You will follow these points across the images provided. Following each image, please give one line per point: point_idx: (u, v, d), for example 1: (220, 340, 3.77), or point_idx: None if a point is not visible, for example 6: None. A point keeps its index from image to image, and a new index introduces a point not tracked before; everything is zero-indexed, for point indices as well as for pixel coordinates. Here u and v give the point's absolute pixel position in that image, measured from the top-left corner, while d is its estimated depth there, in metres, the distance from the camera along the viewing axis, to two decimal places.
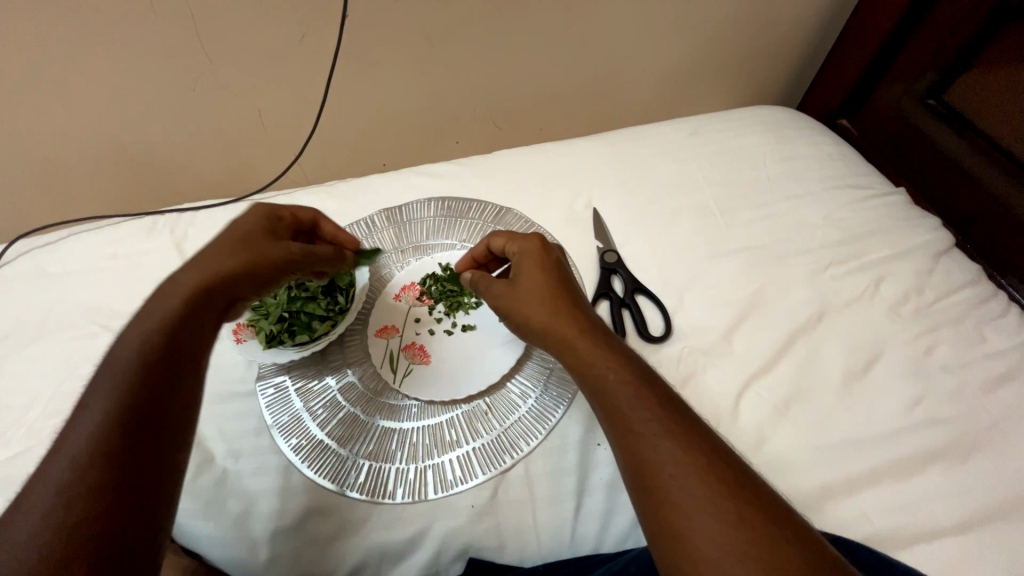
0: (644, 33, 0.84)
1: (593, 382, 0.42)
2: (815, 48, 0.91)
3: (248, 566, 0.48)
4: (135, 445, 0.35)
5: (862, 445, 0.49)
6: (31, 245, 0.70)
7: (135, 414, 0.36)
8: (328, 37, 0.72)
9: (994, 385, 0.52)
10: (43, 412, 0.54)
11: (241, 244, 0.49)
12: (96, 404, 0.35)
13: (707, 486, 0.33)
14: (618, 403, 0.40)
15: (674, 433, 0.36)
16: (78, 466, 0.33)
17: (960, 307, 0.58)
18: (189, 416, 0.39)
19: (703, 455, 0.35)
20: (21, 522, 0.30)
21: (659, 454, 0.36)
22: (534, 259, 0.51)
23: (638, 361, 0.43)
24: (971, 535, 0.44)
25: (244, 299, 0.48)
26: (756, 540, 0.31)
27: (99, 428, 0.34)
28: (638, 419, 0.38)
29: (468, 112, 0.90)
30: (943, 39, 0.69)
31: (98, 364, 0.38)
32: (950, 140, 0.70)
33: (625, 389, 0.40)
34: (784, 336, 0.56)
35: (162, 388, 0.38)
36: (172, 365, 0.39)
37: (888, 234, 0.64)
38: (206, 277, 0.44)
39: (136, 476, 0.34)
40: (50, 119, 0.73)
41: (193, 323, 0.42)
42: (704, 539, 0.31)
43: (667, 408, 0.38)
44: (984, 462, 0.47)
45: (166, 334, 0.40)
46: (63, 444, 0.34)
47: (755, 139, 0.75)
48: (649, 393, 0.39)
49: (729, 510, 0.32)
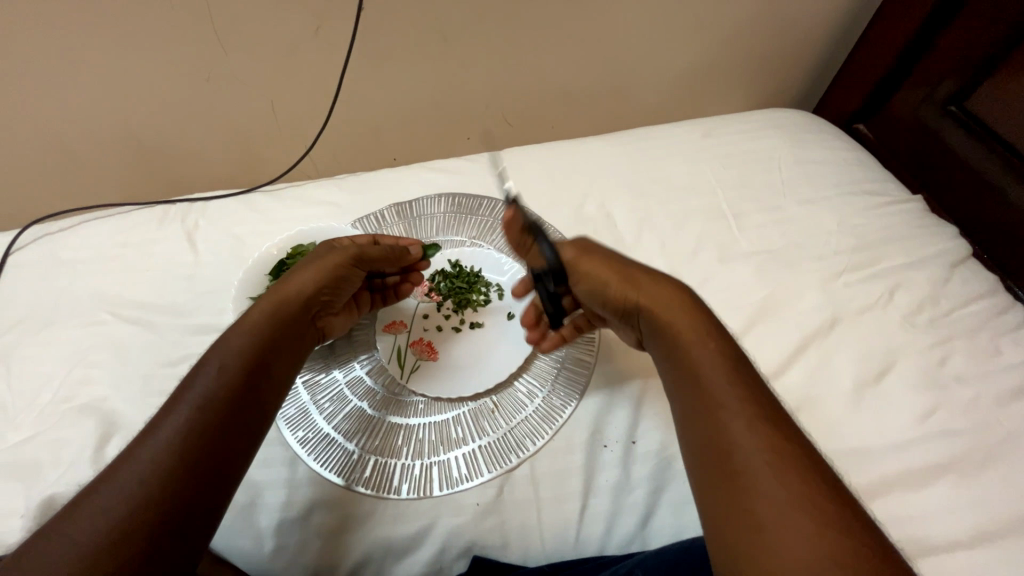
0: (659, 32, 0.83)
1: (708, 396, 0.39)
2: (833, 50, 0.90)
3: (251, 557, 0.48)
4: (208, 446, 0.38)
5: (872, 454, 0.48)
6: (44, 231, 0.71)
7: (216, 418, 0.39)
8: (343, 30, 0.72)
9: (1010, 399, 0.51)
10: (52, 398, 0.54)
11: (309, 264, 0.52)
12: (192, 399, 0.40)
13: (785, 479, 0.33)
14: (719, 399, 0.38)
15: (766, 420, 0.37)
16: (165, 459, 0.36)
17: (975, 317, 0.57)
18: (258, 424, 0.43)
19: (789, 450, 0.35)
20: (102, 498, 0.34)
21: (753, 462, 0.35)
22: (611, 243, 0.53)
23: (735, 344, 0.43)
24: (980, 549, 0.43)
25: (319, 314, 0.53)
26: (825, 533, 0.31)
27: (184, 428, 0.38)
28: (731, 397, 0.38)
29: (481, 109, 0.90)
30: (966, 47, 0.69)
31: (201, 361, 0.43)
32: (969, 146, 0.70)
33: (721, 370, 0.40)
34: (794, 343, 0.55)
35: (243, 395, 0.42)
36: (253, 377, 0.43)
37: (903, 242, 0.63)
38: (280, 297, 0.49)
39: (200, 476, 0.37)
40: (64, 107, 0.73)
41: (276, 338, 0.47)
42: (772, 517, 0.32)
43: (759, 396, 0.38)
44: (997, 476, 0.47)
45: (254, 344, 0.45)
46: (156, 431, 0.38)
47: (770, 142, 0.75)
48: (744, 378, 0.39)
49: (803, 497, 0.33)
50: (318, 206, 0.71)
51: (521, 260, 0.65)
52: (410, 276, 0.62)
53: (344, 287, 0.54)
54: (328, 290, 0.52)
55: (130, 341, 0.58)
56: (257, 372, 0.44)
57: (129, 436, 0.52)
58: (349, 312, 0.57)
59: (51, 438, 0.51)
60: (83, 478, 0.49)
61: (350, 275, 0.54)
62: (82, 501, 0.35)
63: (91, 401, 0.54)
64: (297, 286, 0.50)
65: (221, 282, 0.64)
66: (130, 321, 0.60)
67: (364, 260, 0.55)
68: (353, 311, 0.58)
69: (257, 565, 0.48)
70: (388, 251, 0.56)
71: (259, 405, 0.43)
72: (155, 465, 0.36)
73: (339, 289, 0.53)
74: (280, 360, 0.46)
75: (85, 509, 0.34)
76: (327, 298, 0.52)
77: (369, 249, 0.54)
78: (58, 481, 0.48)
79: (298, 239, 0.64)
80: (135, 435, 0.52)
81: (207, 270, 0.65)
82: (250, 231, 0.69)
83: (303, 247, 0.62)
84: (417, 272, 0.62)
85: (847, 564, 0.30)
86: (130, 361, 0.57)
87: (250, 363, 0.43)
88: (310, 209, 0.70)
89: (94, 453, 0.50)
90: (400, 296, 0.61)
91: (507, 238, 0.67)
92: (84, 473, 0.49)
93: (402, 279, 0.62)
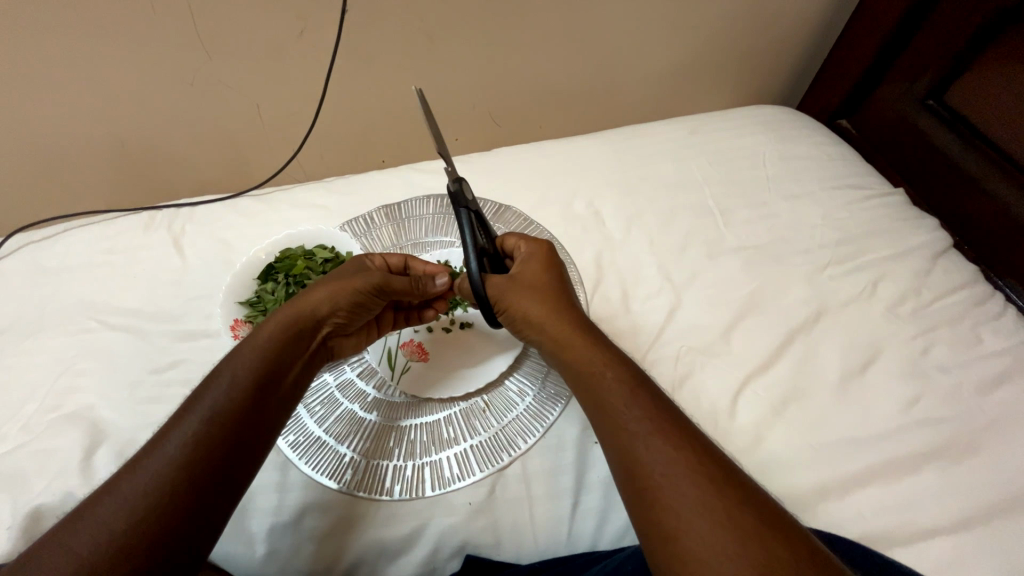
0: (644, 31, 0.84)
1: (613, 417, 0.40)
2: (815, 47, 0.91)
3: (245, 561, 0.47)
4: (213, 461, 0.38)
5: (859, 444, 0.49)
6: (28, 239, 0.70)
7: (226, 431, 0.40)
8: (327, 32, 0.72)
9: (990, 386, 0.52)
10: (38, 408, 0.54)
11: (333, 283, 0.52)
12: (197, 412, 0.40)
13: (696, 484, 0.34)
14: (625, 419, 0.39)
15: (664, 433, 0.38)
16: (171, 470, 0.36)
17: (957, 307, 0.58)
18: (264, 441, 0.42)
19: (691, 459, 0.36)
20: (105, 509, 0.34)
21: (658, 469, 0.36)
22: (543, 263, 0.52)
23: (637, 368, 0.44)
24: (966, 535, 0.44)
25: (332, 335, 0.53)
26: (729, 532, 0.32)
27: (192, 441, 0.38)
28: (629, 419, 0.39)
29: (468, 110, 0.90)
30: (946, 41, 0.70)
31: (207, 376, 0.43)
32: (949, 141, 0.71)
33: (619, 387, 0.41)
34: (781, 336, 0.56)
35: (252, 411, 0.42)
36: (261, 393, 0.43)
37: (886, 235, 0.64)
38: (298, 316, 0.49)
39: (208, 489, 0.37)
40: (46, 113, 0.72)
41: (284, 357, 0.47)
42: (676, 524, 0.33)
43: (659, 412, 0.39)
44: (980, 462, 0.48)
45: (263, 363, 0.44)
46: (162, 444, 0.38)
47: (754, 139, 0.75)
48: (644, 396, 0.40)
49: (706, 501, 0.33)
50: (307, 210, 0.71)
51: None
52: (432, 304, 0.60)
53: (360, 313, 0.54)
54: (343, 312, 0.52)
55: (118, 349, 0.58)
56: (266, 389, 0.44)
57: (118, 444, 0.51)
58: (365, 333, 0.58)
59: (38, 448, 0.50)
60: (72, 488, 0.48)
61: (368, 303, 0.53)
62: (84, 511, 0.34)
63: (79, 410, 0.53)
64: (315, 307, 0.50)
65: (210, 287, 0.64)
66: (118, 328, 0.60)
67: (387, 291, 0.53)
68: (371, 331, 0.59)
69: (250, 569, 0.47)
70: (414, 284, 0.54)
71: (266, 423, 0.43)
72: (161, 477, 0.36)
73: (354, 314, 0.53)
74: (289, 379, 0.46)
75: (88, 519, 0.34)
76: (341, 319, 0.53)
77: (396, 280, 0.53)
78: (46, 491, 0.48)
79: (286, 243, 0.63)
80: (125, 442, 0.51)
81: (195, 276, 0.65)
82: (238, 235, 0.68)
83: (292, 251, 0.62)
84: (440, 300, 0.61)
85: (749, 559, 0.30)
86: (118, 368, 0.56)
87: (259, 379, 0.43)
88: (298, 213, 0.70)
89: (83, 461, 0.50)
90: (422, 319, 0.60)
91: None
92: (73, 483, 0.48)
93: (426, 305, 0.60)
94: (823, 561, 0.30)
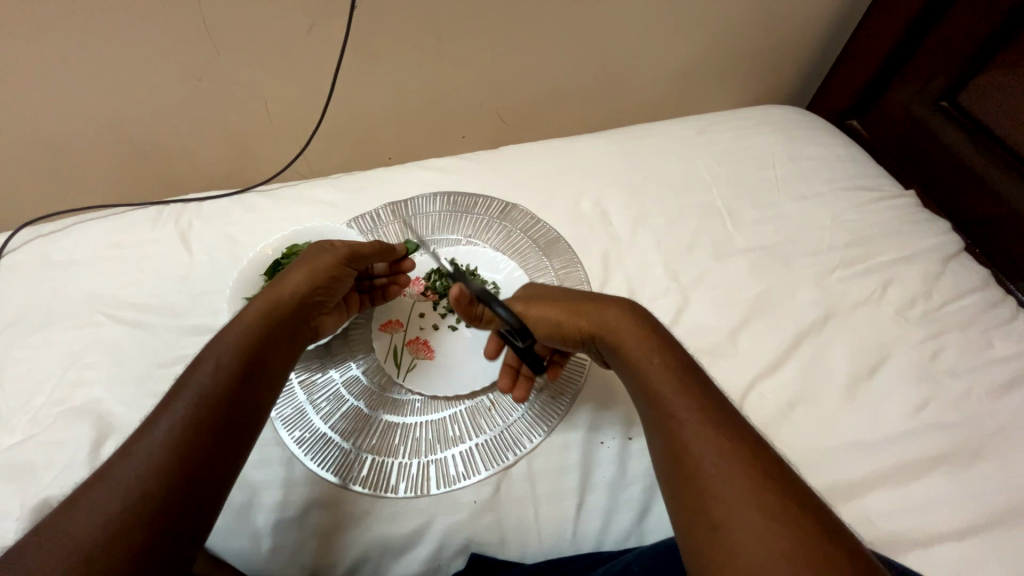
0: (652, 29, 0.83)
1: (662, 403, 0.40)
2: (826, 47, 0.91)
3: (250, 556, 0.48)
4: (203, 445, 0.38)
5: (866, 448, 0.48)
6: (36, 233, 0.70)
7: (211, 415, 0.39)
8: (335, 29, 0.71)
9: (1001, 391, 0.51)
10: (46, 400, 0.54)
11: (301, 262, 0.52)
12: (184, 397, 0.40)
13: (746, 475, 0.34)
14: (676, 406, 0.39)
15: (716, 424, 0.38)
16: (161, 454, 0.36)
17: (968, 311, 0.58)
18: (253, 424, 0.42)
19: (743, 450, 0.36)
20: (99, 496, 0.34)
21: (707, 456, 0.36)
22: (548, 286, 0.55)
23: (687, 359, 0.44)
24: (974, 540, 0.43)
25: (314, 317, 0.53)
26: (778, 524, 0.32)
27: (181, 425, 0.38)
28: (679, 406, 0.39)
29: (475, 108, 0.90)
30: (959, 41, 0.69)
31: (192, 362, 0.43)
32: (961, 142, 0.70)
33: (665, 376, 0.42)
34: (789, 338, 0.55)
35: (240, 392, 0.42)
36: (247, 376, 0.43)
37: (896, 237, 0.64)
38: (275, 297, 0.49)
39: (200, 472, 0.37)
40: (54, 108, 0.72)
41: (268, 339, 0.46)
42: (727, 513, 0.33)
43: (708, 402, 0.39)
44: (989, 467, 0.47)
45: (246, 346, 0.45)
46: (151, 430, 0.38)
47: (763, 139, 0.75)
48: (693, 384, 0.41)
49: (756, 492, 0.33)
50: (313, 206, 0.71)
51: (516, 258, 0.65)
52: (397, 277, 0.62)
53: (337, 287, 0.54)
54: (322, 290, 0.52)
55: (125, 343, 0.58)
56: (251, 371, 0.44)
57: (124, 438, 0.52)
58: (341, 313, 0.57)
59: (45, 441, 0.51)
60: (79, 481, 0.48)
61: (343, 274, 0.54)
62: (78, 498, 0.35)
63: (86, 403, 0.54)
64: (292, 285, 0.50)
65: (217, 283, 0.64)
66: (125, 322, 0.60)
67: (356, 259, 0.55)
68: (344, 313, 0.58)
69: (254, 565, 0.48)
70: (377, 248, 0.57)
71: (254, 405, 0.43)
72: (151, 461, 0.36)
73: (332, 289, 0.53)
74: (274, 360, 0.46)
75: (82, 506, 0.34)
76: (320, 297, 0.52)
77: (361, 246, 0.55)
78: (53, 484, 0.48)
79: (292, 239, 0.63)
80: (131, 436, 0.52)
81: (202, 271, 0.65)
82: (245, 231, 0.69)
83: (298, 247, 0.62)
84: (403, 272, 0.62)
85: (799, 552, 0.30)
86: (125, 362, 0.56)
87: (244, 361, 0.43)
88: (305, 209, 0.70)
89: (89, 455, 0.50)
90: (389, 296, 0.61)
91: (502, 236, 0.67)
92: (79, 476, 0.48)
93: (391, 280, 0.62)
94: (864, 561, 0.30)
